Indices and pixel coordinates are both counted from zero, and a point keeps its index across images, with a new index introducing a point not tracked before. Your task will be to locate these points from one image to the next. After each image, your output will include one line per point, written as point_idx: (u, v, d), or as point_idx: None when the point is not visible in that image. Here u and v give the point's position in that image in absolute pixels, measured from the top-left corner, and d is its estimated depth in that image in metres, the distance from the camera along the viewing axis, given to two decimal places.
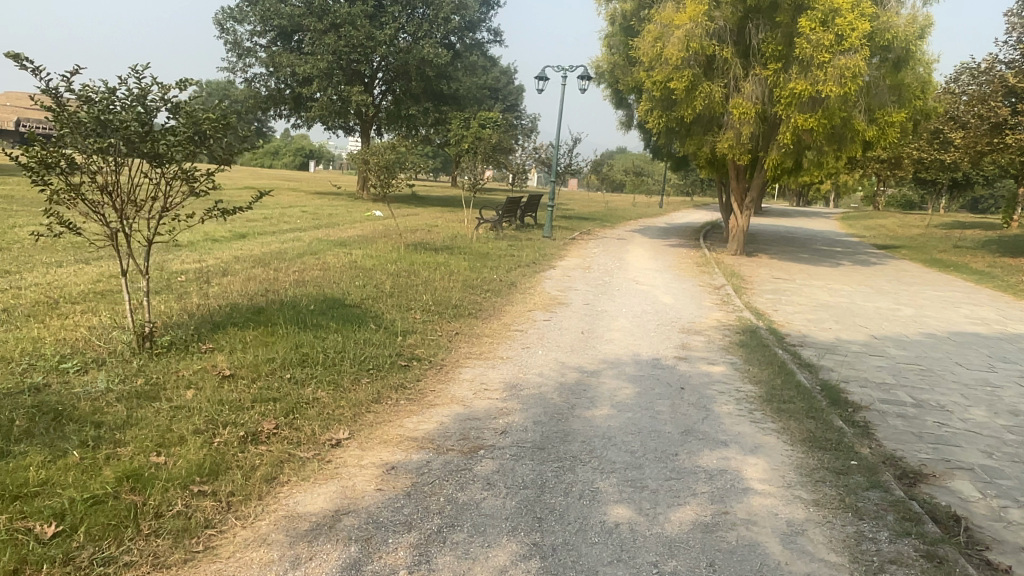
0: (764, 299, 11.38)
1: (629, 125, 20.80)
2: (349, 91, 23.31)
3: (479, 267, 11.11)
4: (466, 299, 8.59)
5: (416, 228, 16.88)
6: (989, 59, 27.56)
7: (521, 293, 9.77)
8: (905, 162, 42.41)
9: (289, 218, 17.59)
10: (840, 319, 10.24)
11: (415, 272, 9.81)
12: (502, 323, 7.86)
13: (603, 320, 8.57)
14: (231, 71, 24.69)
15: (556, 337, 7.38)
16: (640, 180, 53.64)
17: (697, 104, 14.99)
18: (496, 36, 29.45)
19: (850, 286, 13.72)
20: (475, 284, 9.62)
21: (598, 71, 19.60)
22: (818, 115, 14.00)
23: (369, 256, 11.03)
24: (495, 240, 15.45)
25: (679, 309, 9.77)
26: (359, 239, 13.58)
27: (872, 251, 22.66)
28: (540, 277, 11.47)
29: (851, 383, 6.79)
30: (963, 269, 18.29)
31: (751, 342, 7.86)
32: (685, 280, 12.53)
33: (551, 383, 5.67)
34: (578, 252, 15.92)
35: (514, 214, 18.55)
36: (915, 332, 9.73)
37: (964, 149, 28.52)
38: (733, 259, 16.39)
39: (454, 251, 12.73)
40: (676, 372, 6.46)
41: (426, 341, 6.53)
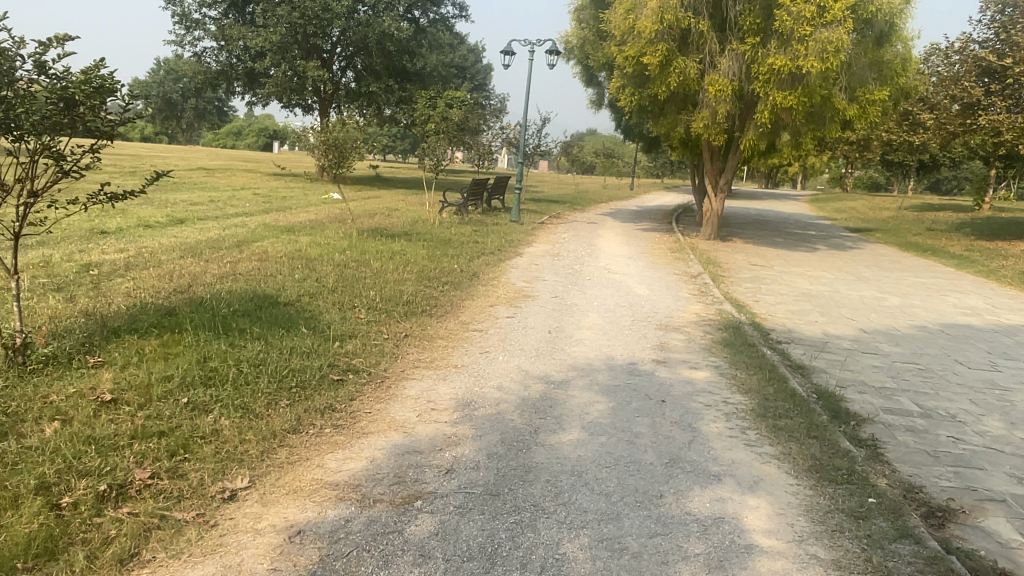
0: (744, 288, 10.64)
1: (600, 104, 19.91)
2: (305, 67, 22.05)
3: (438, 255, 10.18)
4: (420, 293, 7.66)
5: (373, 212, 15.88)
6: (963, 38, 27.15)
7: (482, 285, 8.88)
8: (874, 143, 42.18)
9: (237, 201, 16.44)
10: (826, 310, 9.53)
11: (365, 262, 8.84)
12: (459, 321, 6.97)
13: (572, 316, 7.71)
14: (179, 44, 23.28)
15: (519, 337, 6.51)
16: (609, 160, 52.85)
17: (671, 81, 14.15)
18: (461, 10, 28.28)
19: (831, 273, 13.08)
20: (430, 275, 8.69)
21: (567, 46, 18.64)
22: (798, 92, 13.27)
23: (316, 244, 10.03)
24: (458, 224, 14.54)
25: (655, 302, 8.95)
26: (310, 225, 12.56)
27: (847, 235, 22.17)
28: (505, 265, 10.59)
29: (849, 389, 6.05)
30: (941, 253, 17.80)
31: (736, 340, 7.08)
32: (660, 269, 11.73)
33: (511, 399, 4.81)
34: (546, 238, 15.08)
35: (480, 197, 17.61)
36: (906, 324, 9.07)
37: (937, 130, 28.17)
38: (708, 245, 15.67)
39: (412, 238, 11.78)
40: (654, 379, 5.65)
41: (368, 346, 5.62)
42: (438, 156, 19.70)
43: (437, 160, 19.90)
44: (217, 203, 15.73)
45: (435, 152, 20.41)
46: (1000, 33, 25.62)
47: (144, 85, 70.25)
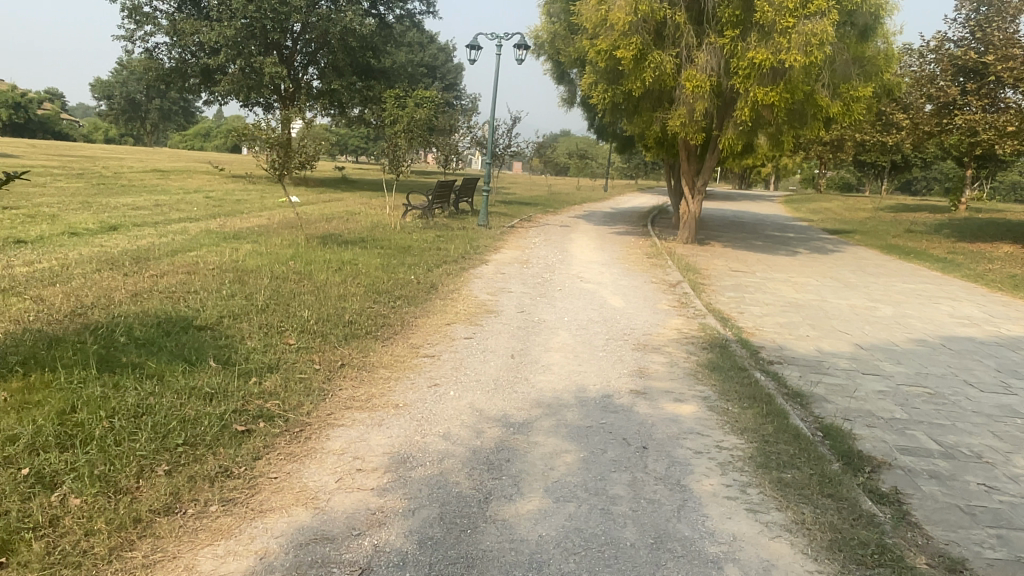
0: (726, 298, 9.86)
1: (572, 102, 19.09)
2: (262, 63, 20.92)
3: (393, 265, 9.25)
4: (366, 310, 6.72)
5: (331, 216, 14.91)
6: (938, 37, 26.82)
7: (441, 299, 7.97)
8: (847, 143, 41.98)
9: (184, 205, 15.34)
10: (816, 323, 8.77)
11: (308, 274, 7.87)
12: (408, 343, 6.05)
13: (539, 335, 6.83)
14: (129, 40, 22.06)
15: (476, 364, 5.61)
16: (582, 162, 52.20)
17: (646, 77, 13.37)
18: (429, 7, 27.32)
19: (815, 279, 12.40)
20: (380, 288, 7.75)
21: (537, 42, 17.80)
22: (780, 89, 12.58)
23: (257, 254, 9.04)
24: (421, 229, 13.65)
25: (633, 316, 8.12)
26: (258, 231, 11.58)
27: (825, 237, 21.62)
28: (468, 275, 9.70)
29: (856, 423, 5.24)
30: (924, 256, 17.26)
31: (724, 362, 6.25)
32: (636, 277, 10.92)
33: (460, 451, 3.90)
34: (516, 242, 14.23)
35: (447, 200, 16.73)
36: (904, 338, 8.35)
37: (912, 130, 27.84)
38: (686, 249, 14.93)
39: (369, 245, 10.83)
40: (634, 416, 4.79)
41: (294, 382, 4.69)
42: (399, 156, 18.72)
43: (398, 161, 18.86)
44: (162, 208, 14.63)
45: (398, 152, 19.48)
46: (977, 32, 25.31)
47: (105, 85, 68.13)
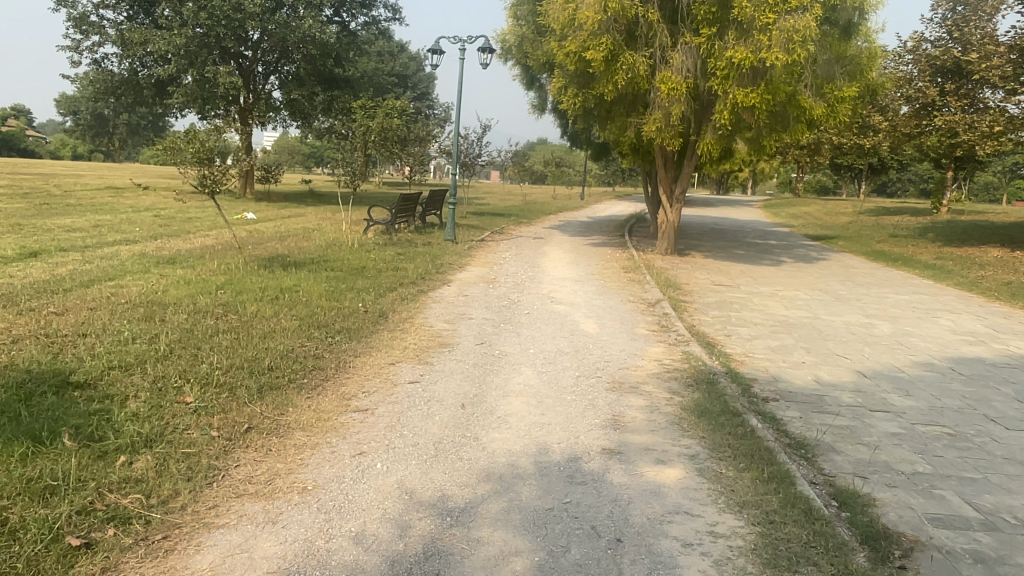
0: (711, 318, 8.97)
1: (543, 109, 18.24)
2: (215, 72, 19.78)
3: (340, 291, 8.26)
4: (295, 351, 5.73)
5: (286, 234, 13.89)
6: (915, 37, 26.37)
7: (389, 330, 6.99)
8: (823, 147, 41.63)
9: (126, 225, 14.23)
10: (811, 347, 7.89)
11: (234, 307, 6.86)
12: (339, 393, 5.07)
13: (499, 374, 5.87)
14: (75, 50, 20.83)
15: (417, 419, 4.64)
16: (559, 170, 51.56)
17: (618, 80, 12.54)
18: (394, 13, 26.40)
19: (803, 293, 11.59)
20: (317, 321, 6.76)
21: (505, 46, 16.94)
22: (761, 89, 11.81)
23: (185, 282, 8.00)
24: (382, 246, 12.67)
25: (608, 345, 7.19)
26: (198, 254, 10.53)
27: (808, 244, 20.96)
28: (425, 300, 8.73)
29: (874, 482, 4.35)
30: (912, 263, 16.56)
31: (712, 404, 5.33)
32: (611, 296, 10.01)
33: (371, 562, 2.95)
34: (485, 259, 13.31)
35: (412, 213, 15.76)
36: (908, 361, 7.51)
37: (891, 132, 27.37)
38: (665, 262, 14.08)
39: (318, 267, 9.82)
40: (605, 489, 3.85)
41: (175, 461, 3.72)
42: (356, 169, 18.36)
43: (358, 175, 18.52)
44: (99, 230, 13.47)
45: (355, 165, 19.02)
46: (954, 31, 24.90)
47: (70, 100, 66.29)
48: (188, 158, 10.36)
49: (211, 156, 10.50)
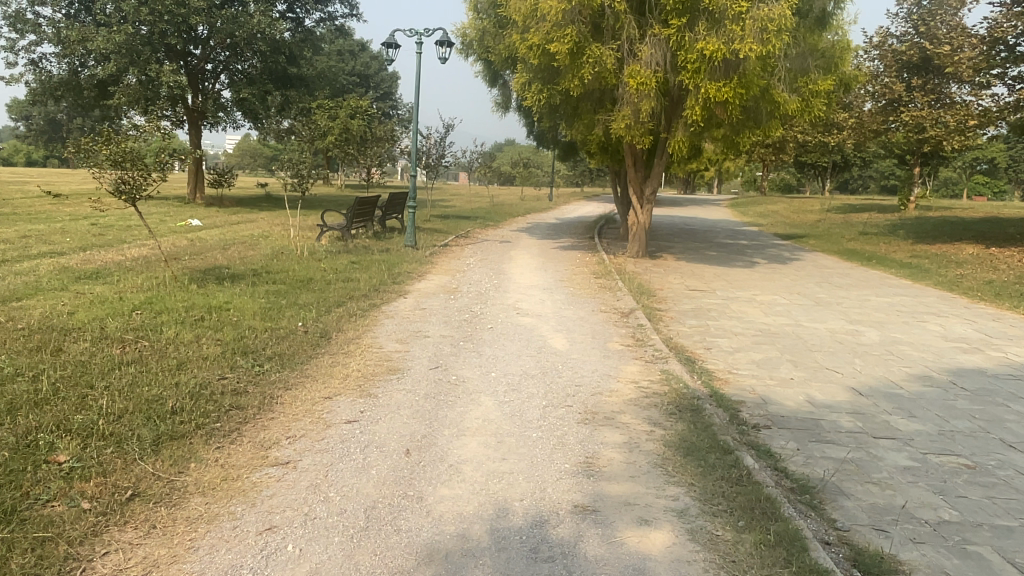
0: (688, 328, 8.27)
1: (506, 106, 17.49)
2: (159, 71, 18.56)
3: (278, 307, 7.38)
4: (212, 388, 4.89)
5: (231, 242, 12.91)
6: (880, 33, 26.11)
7: (330, 355, 6.13)
8: (789, 144, 41.51)
9: (56, 235, 13.06)
10: (798, 360, 7.21)
11: (149, 333, 5.97)
12: (258, 440, 4.24)
13: (454, 406, 5.06)
14: (9, 51, 18.69)
15: (348, 474, 3.83)
16: (526, 171, 50.80)
17: (584, 75, 11.83)
18: (352, 9, 25.43)
19: (782, 297, 10.99)
20: (245, 347, 5.89)
21: (464, 41, 16.16)
22: (734, 83, 11.21)
23: (98, 301, 7.03)
24: (334, 254, 11.76)
25: (579, 365, 6.42)
26: (127, 267, 9.53)
27: (779, 243, 20.53)
28: (376, 315, 7.88)
29: (899, 539, 3.63)
30: (886, 261, 16.13)
31: (700, 439, 4.57)
32: (582, 305, 9.26)
33: None
34: (445, 265, 12.49)
35: (370, 218, 14.87)
36: (905, 374, 6.88)
37: (857, 128, 27.15)
38: (636, 265, 13.41)
39: (259, 280, 8.90)
40: (577, 567, 3.08)
41: (20, 554, 2.87)
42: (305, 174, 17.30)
43: (306, 181, 17.43)
44: (25, 240, 12.32)
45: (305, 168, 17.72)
46: (919, 26, 24.73)
47: (19, 105, 63.76)
48: (101, 159, 8.78)
49: (131, 159, 8.94)
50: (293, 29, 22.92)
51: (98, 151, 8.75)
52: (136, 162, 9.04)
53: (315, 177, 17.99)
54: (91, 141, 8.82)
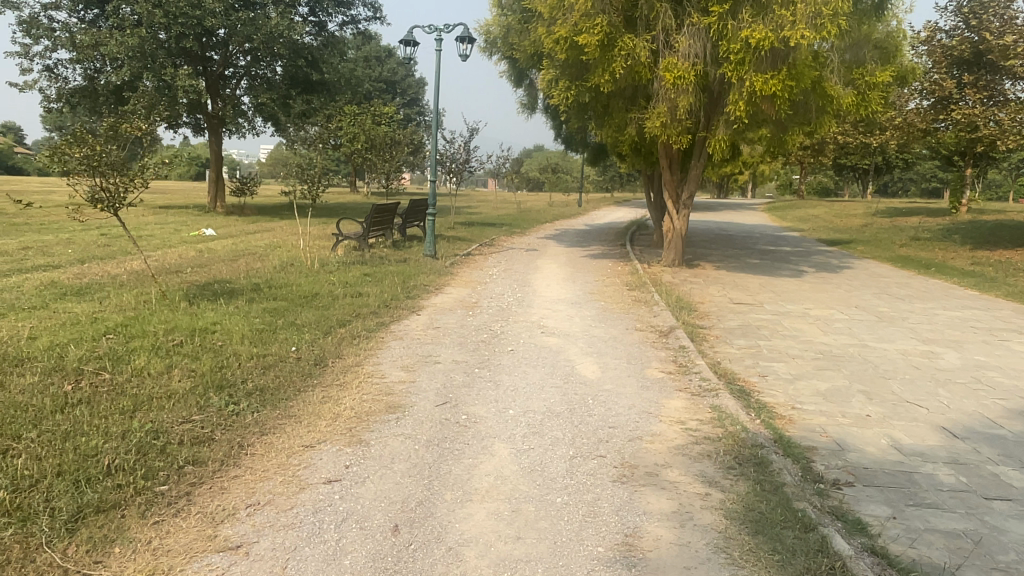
0: (737, 351, 7.27)
1: (532, 107, 16.61)
2: (173, 75, 18.01)
3: (270, 329, 6.51)
4: (167, 437, 4.03)
5: (241, 253, 12.16)
6: (928, 27, 24.63)
7: (321, 389, 5.24)
8: (829, 146, 39.92)
9: (60, 247, 12.42)
10: (871, 391, 6.17)
11: (111, 364, 5.12)
12: (209, 511, 3.36)
13: (460, 458, 4.14)
14: (24, 57, 18.31)
15: (314, 566, 2.92)
16: (556, 177, 49.77)
17: (616, 69, 10.90)
18: (375, 11, 24.79)
19: (839, 311, 9.91)
20: (221, 381, 5.03)
21: (488, 38, 15.34)
22: (782, 75, 10.20)
23: (68, 323, 6.22)
24: (346, 266, 10.93)
25: (613, 399, 5.45)
26: (120, 283, 8.78)
27: (825, 249, 19.30)
28: (383, 337, 6.98)
29: None
30: (945, 269, 14.88)
31: (772, 509, 3.59)
32: (616, 323, 8.28)
33: None
34: (467, 277, 11.59)
35: (389, 226, 14.06)
36: (1002, 409, 5.80)
37: (905, 128, 25.68)
38: (673, 275, 12.38)
39: (257, 296, 8.09)
40: None
41: None
42: (312, 177, 16.21)
43: (316, 185, 16.33)
44: (26, 252, 11.68)
45: (313, 172, 16.64)
46: (971, 19, 23.23)
47: None
48: (75, 163, 7.11)
49: (111, 162, 7.36)
50: (315, 32, 22.36)
51: (71, 151, 7.10)
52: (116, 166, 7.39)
53: (324, 184, 16.96)
54: (61, 141, 7.17)
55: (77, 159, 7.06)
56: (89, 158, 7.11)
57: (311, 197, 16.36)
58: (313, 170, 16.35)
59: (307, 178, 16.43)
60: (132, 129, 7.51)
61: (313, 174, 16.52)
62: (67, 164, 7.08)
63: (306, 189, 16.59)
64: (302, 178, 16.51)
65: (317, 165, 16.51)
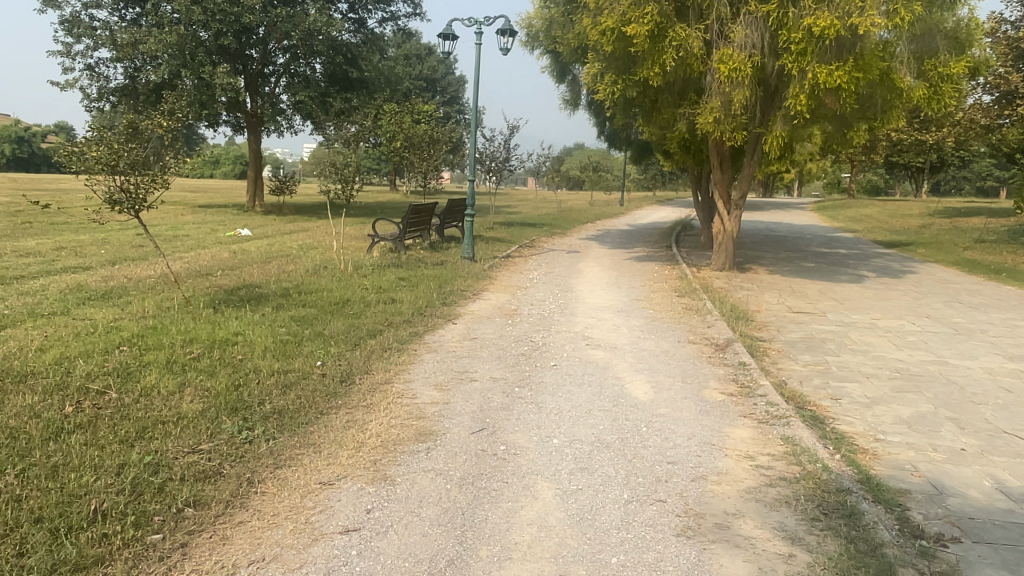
0: (804, 369, 6.60)
1: (575, 103, 16.02)
2: (211, 73, 17.84)
3: (294, 341, 6.05)
4: (167, 472, 3.57)
5: (274, 254, 11.81)
6: (993, 17, 23.33)
7: (345, 412, 4.75)
8: (881, 144, 38.40)
9: (93, 247, 12.22)
10: (962, 419, 5.46)
11: (119, 383, 4.70)
12: (203, 570, 2.87)
13: (497, 501, 3.59)
14: (66, 56, 18.34)
15: None
16: (596, 175, 48.87)
17: (666, 61, 10.28)
18: (415, 7, 24.43)
19: (910, 322, 9.13)
20: (237, 402, 4.57)
21: (530, 32, 14.81)
22: (848, 66, 9.46)
23: (83, 333, 5.85)
24: (381, 269, 10.48)
25: (670, 428, 4.86)
26: (147, 287, 8.45)
27: (882, 252, 18.32)
28: (416, 349, 6.49)
29: None
30: (1018, 275, 13.88)
31: None
32: (668, 335, 7.66)
33: None
34: (506, 281, 11.05)
35: (426, 227, 13.60)
36: None
37: (967, 124, 24.38)
38: (724, 281, 11.68)
39: (286, 303, 7.67)
40: None
41: None
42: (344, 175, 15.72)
43: (349, 183, 15.87)
44: (59, 253, 11.49)
45: (347, 170, 16.25)
46: None
47: None
48: (92, 163, 6.65)
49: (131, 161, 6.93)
50: (354, 30, 22.11)
51: (87, 151, 6.64)
52: (136, 163, 6.93)
53: (357, 183, 16.44)
54: (77, 139, 6.72)
55: (94, 156, 6.62)
56: (107, 155, 6.67)
57: (345, 197, 15.91)
58: (346, 168, 15.89)
59: (341, 175, 16.01)
60: (152, 124, 7.14)
61: (347, 172, 16.08)
62: (84, 161, 6.62)
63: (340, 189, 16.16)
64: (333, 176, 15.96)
65: (350, 162, 16.08)
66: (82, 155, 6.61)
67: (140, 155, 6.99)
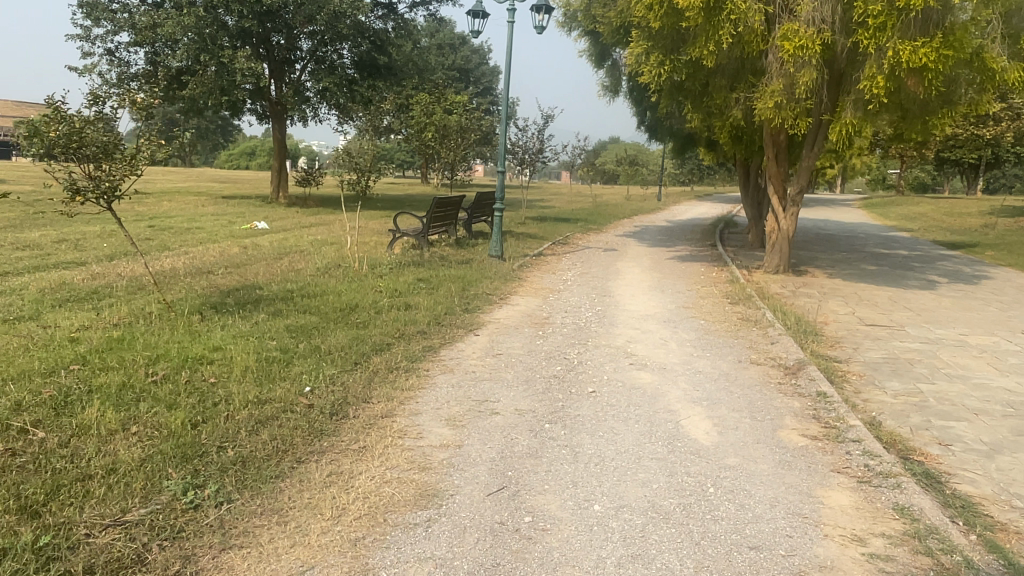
0: (897, 404, 5.44)
1: (614, 90, 14.89)
2: (231, 56, 17.02)
3: (282, 358, 5.05)
4: (65, 565, 2.62)
5: (287, 250, 10.89)
6: None
7: (330, 459, 3.75)
8: (935, 139, 36.44)
9: (96, 239, 11.42)
10: None
11: (48, 419, 3.77)
12: None
13: None
14: (85, 40, 17.68)
15: None
16: (634, 169, 47.38)
17: (722, 38, 9.16)
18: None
19: (1006, 339, 7.87)
20: (190, 447, 3.59)
21: (568, 12, 13.74)
22: (936, 42, 8.26)
23: (36, 348, 4.96)
24: (400, 268, 9.51)
25: (745, 490, 3.77)
26: (136, 287, 7.56)
27: (947, 254, 16.88)
28: (429, 368, 5.47)
29: None
30: None
31: None
32: (726, 353, 6.54)
33: None
34: (538, 284, 10.01)
35: (452, 221, 12.61)
36: None
37: None
38: (781, 286, 10.48)
39: (287, 308, 6.72)
40: None
41: None
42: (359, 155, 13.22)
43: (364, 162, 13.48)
44: (59, 246, 10.72)
45: (363, 160, 15.04)
46: None
47: None
48: (51, 146, 5.39)
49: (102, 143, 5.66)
50: (384, 15, 21.26)
51: (45, 131, 5.36)
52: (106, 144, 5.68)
53: (374, 174, 15.20)
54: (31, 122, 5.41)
55: (51, 136, 5.36)
56: (67, 135, 5.39)
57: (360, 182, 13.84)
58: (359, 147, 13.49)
59: (356, 165, 14.74)
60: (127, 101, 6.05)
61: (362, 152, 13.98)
62: (42, 141, 5.37)
63: (357, 180, 14.94)
64: (347, 165, 14.74)
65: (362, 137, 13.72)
66: (38, 135, 5.38)
67: (110, 134, 5.76)
